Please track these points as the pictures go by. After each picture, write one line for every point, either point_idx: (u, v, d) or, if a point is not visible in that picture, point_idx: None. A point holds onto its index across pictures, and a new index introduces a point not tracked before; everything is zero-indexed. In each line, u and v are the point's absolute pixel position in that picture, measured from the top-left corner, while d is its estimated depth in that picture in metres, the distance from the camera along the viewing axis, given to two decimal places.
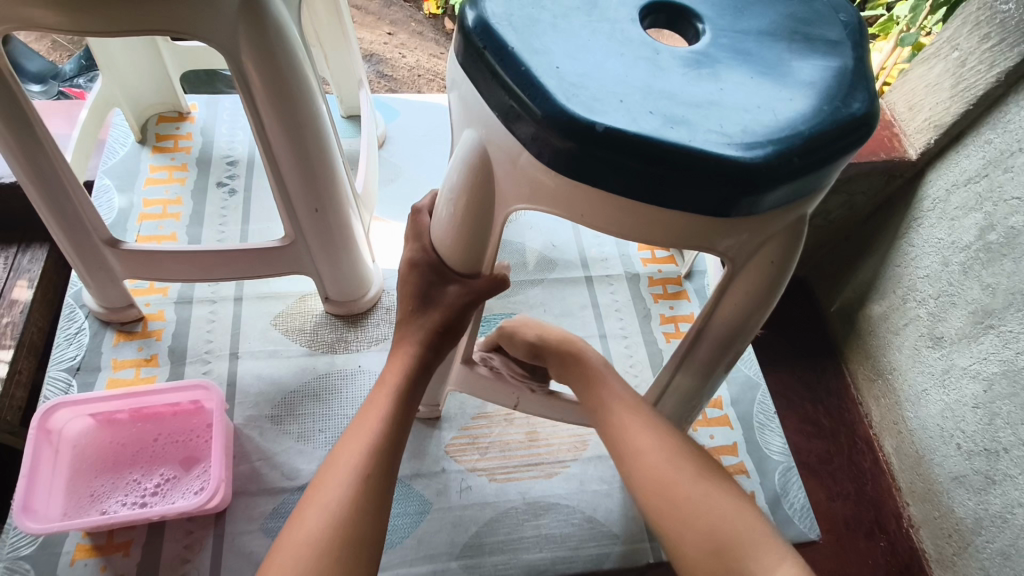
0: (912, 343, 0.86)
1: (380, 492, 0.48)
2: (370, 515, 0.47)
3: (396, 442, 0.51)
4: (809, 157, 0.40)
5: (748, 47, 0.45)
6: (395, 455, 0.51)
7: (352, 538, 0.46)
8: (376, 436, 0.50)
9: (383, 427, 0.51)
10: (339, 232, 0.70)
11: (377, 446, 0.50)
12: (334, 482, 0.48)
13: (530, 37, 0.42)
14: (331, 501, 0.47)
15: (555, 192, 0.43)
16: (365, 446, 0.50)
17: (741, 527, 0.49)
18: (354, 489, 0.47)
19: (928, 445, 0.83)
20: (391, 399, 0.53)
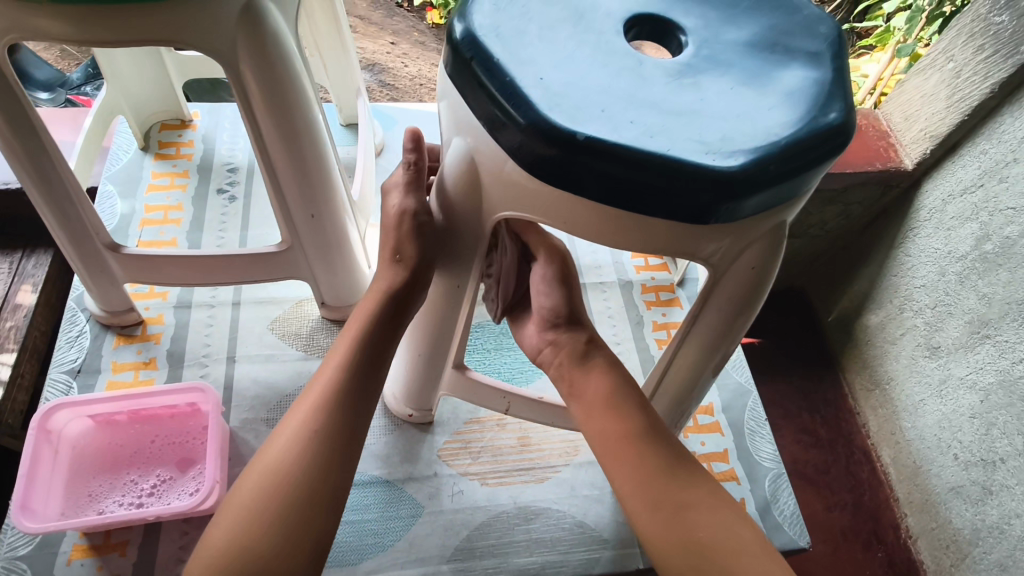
0: (909, 352, 0.87)
1: (328, 455, 0.47)
2: (316, 473, 0.47)
3: (348, 396, 0.50)
4: (788, 165, 0.41)
5: (730, 58, 0.46)
6: (352, 410, 0.50)
7: (301, 498, 0.45)
8: (327, 391, 0.50)
9: (335, 382, 0.50)
10: (335, 236, 0.72)
11: (326, 403, 0.49)
12: (280, 445, 0.48)
13: (516, 49, 0.43)
14: (277, 464, 0.47)
15: (542, 199, 0.44)
16: (314, 404, 0.49)
17: (721, 533, 0.48)
18: (300, 450, 0.47)
19: (926, 455, 0.84)
20: (347, 351, 0.52)
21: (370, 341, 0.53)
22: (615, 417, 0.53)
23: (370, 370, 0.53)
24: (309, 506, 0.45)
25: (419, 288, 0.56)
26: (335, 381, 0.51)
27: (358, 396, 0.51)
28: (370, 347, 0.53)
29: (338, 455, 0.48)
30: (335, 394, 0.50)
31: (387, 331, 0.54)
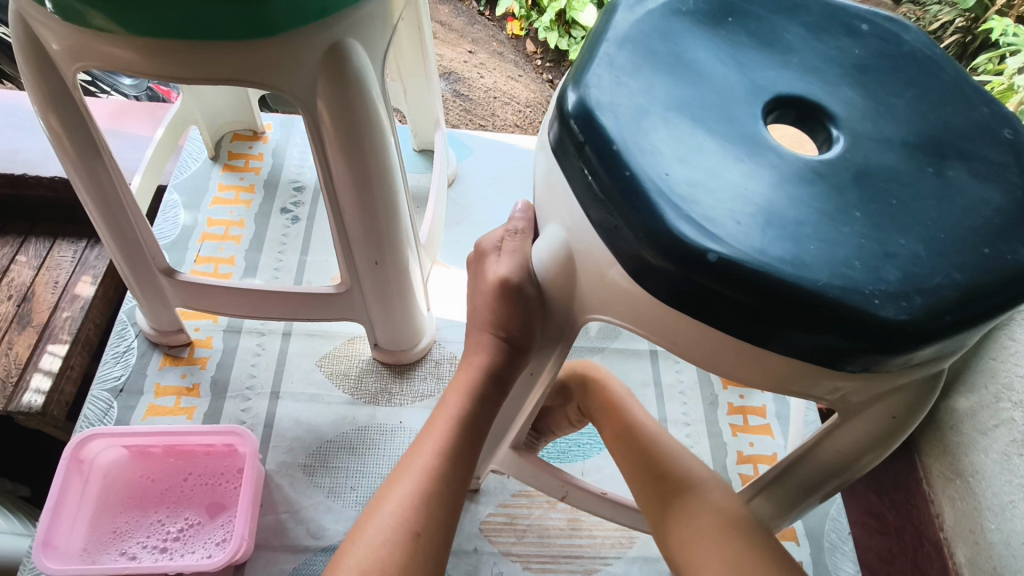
0: (1001, 447, 0.70)
1: (426, 566, 0.40)
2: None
3: (452, 485, 0.43)
4: (964, 312, 0.33)
5: (895, 163, 0.38)
6: (454, 501, 0.44)
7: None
8: (428, 477, 0.43)
9: (437, 466, 0.43)
10: (396, 283, 0.67)
11: (431, 496, 0.42)
12: (378, 547, 0.40)
13: (638, 133, 0.36)
14: (375, 570, 0.39)
15: (646, 313, 0.37)
16: (415, 495, 0.42)
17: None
18: (402, 554, 0.40)
19: (1009, 566, 0.67)
20: (450, 425, 0.45)
21: (476, 414, 0.46)
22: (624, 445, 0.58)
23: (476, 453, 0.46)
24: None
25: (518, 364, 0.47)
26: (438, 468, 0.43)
27: (461, 483, 0.44)
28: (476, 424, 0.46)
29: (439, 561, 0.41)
30: (436, 486, 0.43)
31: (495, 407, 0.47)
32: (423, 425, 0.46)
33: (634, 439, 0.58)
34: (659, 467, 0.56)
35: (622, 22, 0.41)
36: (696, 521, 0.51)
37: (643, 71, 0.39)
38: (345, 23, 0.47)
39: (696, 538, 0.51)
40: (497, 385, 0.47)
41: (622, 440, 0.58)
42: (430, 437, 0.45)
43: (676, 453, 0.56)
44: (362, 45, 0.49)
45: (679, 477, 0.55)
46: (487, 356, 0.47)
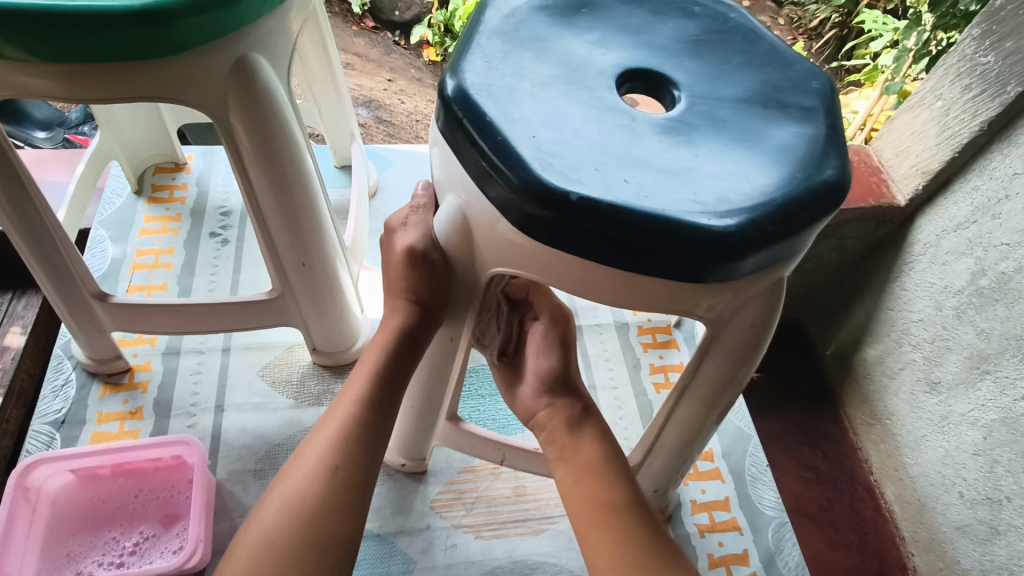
0: (909, 387, 0.94)
1: (344, 494, 0.45)
2: (342, 512, 0.44)
3: (368, 427, 0.48)
4: (785, 224, 0.40)
5: (724, 114, 0.46)
6: (374, 442, 0.48)
7: (324, 539, 0.43)
8: (348, 421, 0.48)
9: (355, 412, 0.48)
10: (327, 284, 0.71)
11: (348, 435, 0.47)
12: (299, 479, 0.45)
13: (508, 107, 0.42)
14: (298, 499, 0.44)
15: (534, 257, 0.43)
16: (334, 436, 0.47)
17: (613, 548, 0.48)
18: (323, 485, 0.45)
19: (930, 493, 0.90)
20: (368, 377, 0.50)
21: (391, 367, 0.51)
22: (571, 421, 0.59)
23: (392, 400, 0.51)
24: (334, 549, 0.43)
25: (431, 325, 0.52)
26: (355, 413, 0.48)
27: (382, 427, 0.49)
28: (391, 376, 0.51)
29: (359, 491, 0.46)
30: (353, 426, 0.48)
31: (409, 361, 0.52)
32: (345, 382, 0.51)
33: (605, 463, 0.54)
34: (621, 493, 0.52)
35: (491, 21, 0.48)
36: (630, 550, 0.48)
37: (511, 58, 0.46)
38: (249, 39, 0.52)
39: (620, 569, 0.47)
40: (410, 340, 0.52)
41: (587, 463, 0.55)
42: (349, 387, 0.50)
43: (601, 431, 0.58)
44: (267, 61, 0.54)
45: (634, 505, 0.51)
46: (401, 318, 0.52)
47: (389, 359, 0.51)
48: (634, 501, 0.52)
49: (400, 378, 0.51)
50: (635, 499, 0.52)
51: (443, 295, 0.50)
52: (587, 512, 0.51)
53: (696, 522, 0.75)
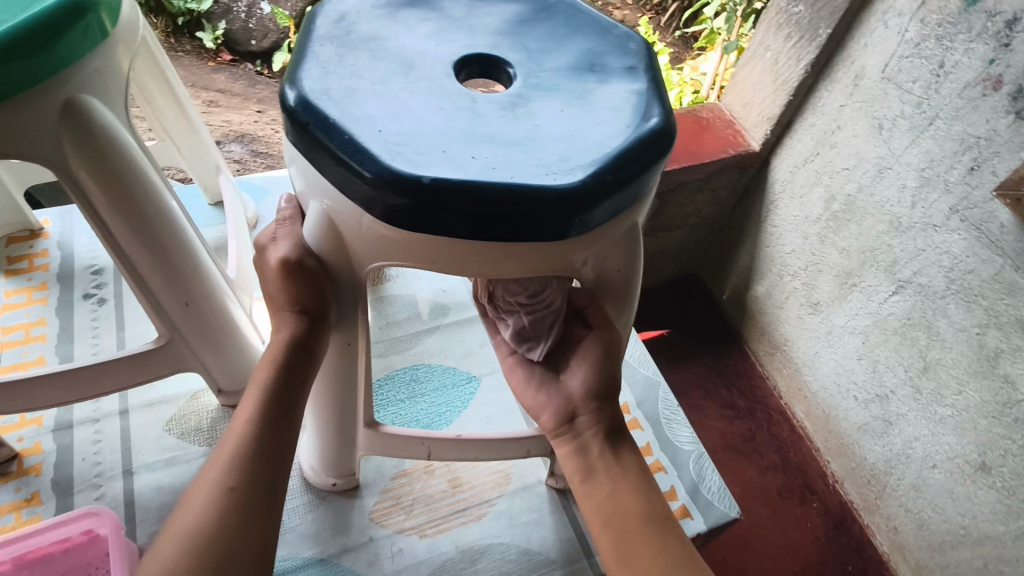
0: (796, 312, 1.04)
1: (243, 513, 0.46)
2: (244, 531, 0.45)
3: (264, 443, 0.49)
4: (623, 170, 0.44)
5: (556, 84, 0.50)
6: (272, 459, 0.49)
7: (226, 559, 0.44)
8: (241, 442, 0.49)
9: (247, 432, 0.49)
10: (217, 320, 0.69)
11: (242, 456, 0.48)
12: (195, 508, 0.46)
13: (351, 107, 0.44)
14: (195, 527, 0.45)
15: (403, 245, 0.45)
16: (228, 458, 0.48)
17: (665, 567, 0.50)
18: (219, 508, 0.45)
19: (831, 403, 1.02)
20: (258, 397, 0.51)
21: (283, 382, 0.51)
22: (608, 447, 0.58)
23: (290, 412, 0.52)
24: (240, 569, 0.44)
25: (322, 333, 0.53)
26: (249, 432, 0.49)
27: (278, 442, 0.50)
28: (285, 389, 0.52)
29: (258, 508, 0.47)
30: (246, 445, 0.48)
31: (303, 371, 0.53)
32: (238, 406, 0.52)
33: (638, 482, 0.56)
34: (654, 507, 0.54)
35: (321, 28, 0.49)
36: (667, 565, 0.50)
37: (346, 60, 0.47)
38: (76, 80, 0.50)
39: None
40: (302, 349, 0.52)
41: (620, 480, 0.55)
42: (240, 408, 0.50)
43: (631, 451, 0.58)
44: (102, 102, 0.52)
45: (667, 521, 0.54)
46: (288, 331, 0.51)
47: (280, 373, 0.51)
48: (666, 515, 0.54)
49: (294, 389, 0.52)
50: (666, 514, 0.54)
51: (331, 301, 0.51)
52: (625, 530, 0.53)
53: None
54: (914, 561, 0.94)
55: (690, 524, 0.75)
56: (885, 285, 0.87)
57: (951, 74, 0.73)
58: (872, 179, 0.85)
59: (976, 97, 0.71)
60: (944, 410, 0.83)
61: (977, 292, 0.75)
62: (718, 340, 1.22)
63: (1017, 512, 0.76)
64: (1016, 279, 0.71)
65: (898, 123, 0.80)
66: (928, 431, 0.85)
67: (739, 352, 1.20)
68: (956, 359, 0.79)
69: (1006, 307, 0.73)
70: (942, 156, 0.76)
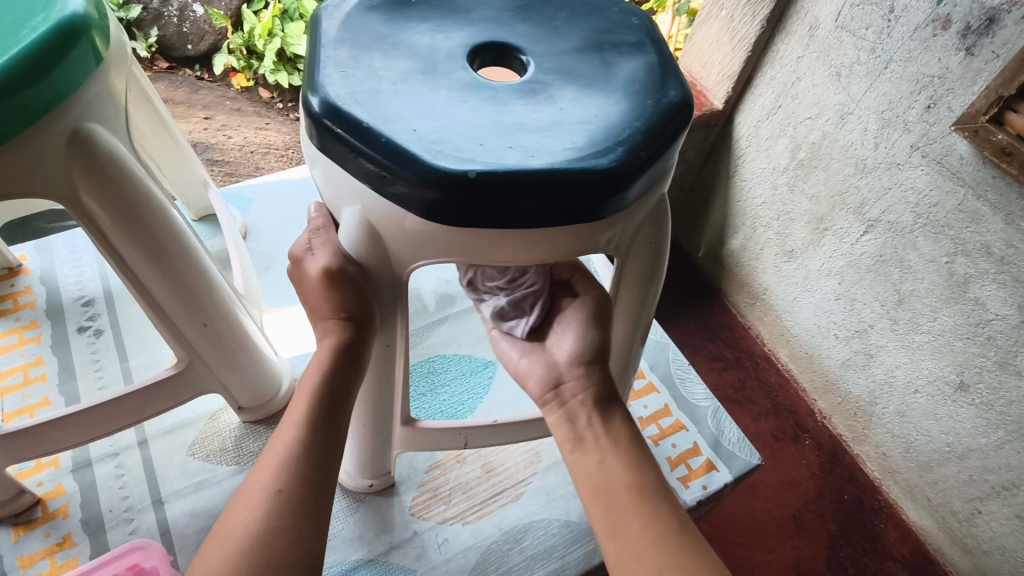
0: (772, 262, 1.08)
1: (293, 516, 0.44)
2: (297, 536, 0.44)
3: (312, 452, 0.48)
4: (654, 145, 0.45)
5: (570, 65, 0.50)
6: (320, 460, 0.48)
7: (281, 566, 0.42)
8: (291, 445, 0.47)
9: (296, 436, 0.48)
10: (235, 338, 0.68)
11: (288, 464, 0.46)
12: (242, 519, 0.44)
13: (380, 108, 0.44)
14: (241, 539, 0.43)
15: (448, 243, 0.45)
16: (274, 467, 0.46)
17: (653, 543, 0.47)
18: (268, 510, 0.44)
19: (814, 344, 1.07)
20: (307, 402, 0.50)
21: (331, 386, 0.51)
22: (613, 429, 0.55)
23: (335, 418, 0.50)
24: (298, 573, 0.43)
25: (366, 336, 0.52)
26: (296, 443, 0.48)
27: (327, 446, 0.49)
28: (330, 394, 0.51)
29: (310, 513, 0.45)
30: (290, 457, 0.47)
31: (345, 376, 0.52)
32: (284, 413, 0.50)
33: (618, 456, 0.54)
34: (646, 477, 0.52)
35: (330, 32, 0.49)
36: (651, 528, 0.48)
37: (362, 61, 0.47)
38: (76, 109, 0.48)
39: (637, 549, 0.47)
40: (348, 355, 0.52)
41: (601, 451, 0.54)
42: (288, 413, 0.50)
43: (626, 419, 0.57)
44: (104, 128, 0.51)
45: (659, 491, 0.51)
46: (335, 337, 0.51)
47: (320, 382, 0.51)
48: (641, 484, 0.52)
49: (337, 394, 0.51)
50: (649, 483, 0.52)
51: (374, 305, 0.51)
52: (611, 500, 0.50)
53: (649, 435, 0.82)
54: (904, 481, 1.00)
55: (717, 476, 0.79)
56: (856, 226, 0.91)
57: (902, 18, 0.76)
58: (835, 126, 0.88)
59: (927, 38, 0.74)
60: (921, 337, 0.88)
61: (943, 224, 0.79)
62: (701, 297, 1.26)
63: (997, 425, 0.82)
64: (979, 207, 0.75)
65: (856, 69, 0.83)
66: (908, 359, 0.90)
67: (720, 306, 1.24)
68: (929, 288, 0.84)
69: (971, 235, 0.77)
70: (901, 98, 0.79)
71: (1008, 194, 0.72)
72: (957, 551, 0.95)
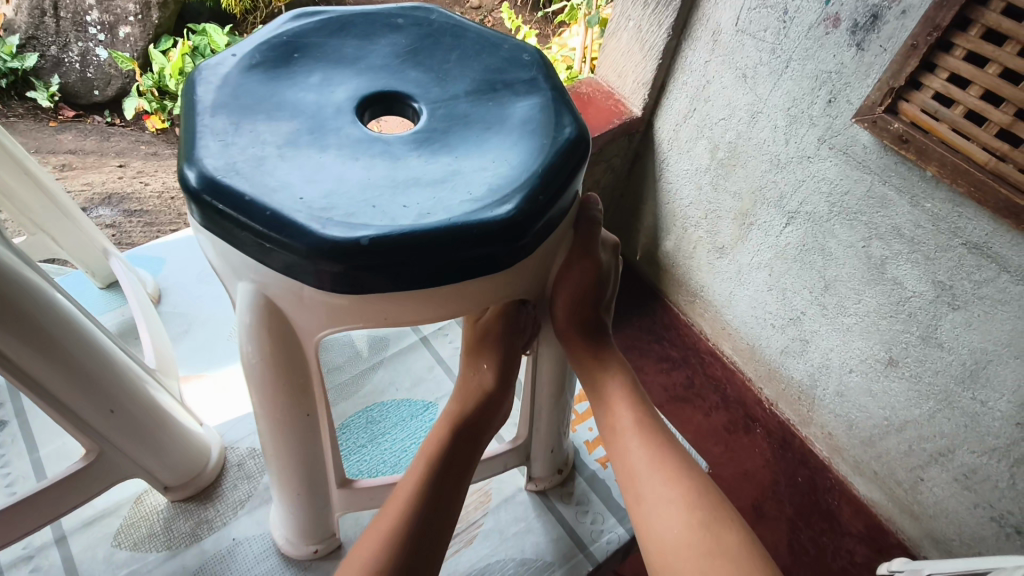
0: (706, 260, 1.11)
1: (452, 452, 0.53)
2: (449, 498, 0.51)
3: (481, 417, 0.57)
4: (552, 187, 0.45)
5: (463, 110, 0.50)
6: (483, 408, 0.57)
7: (434, 521, 0.49)
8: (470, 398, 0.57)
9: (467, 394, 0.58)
10: (148, 416, 0.64)
11: (470, 416, 0.56)
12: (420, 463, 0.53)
13: (263, 177, 0.41)
14: (414, 487, 0.51)
15: (353, 308, 0.44)
16: (458, 407, 0.57)
17: (670, 528, 0.47)
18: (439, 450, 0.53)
19: (752, 335, 1.09)
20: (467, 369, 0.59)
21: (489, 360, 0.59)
22: (627, 415, 0.54)
23: (681, 476, 0.49)
24: (435, 550, 0.49)
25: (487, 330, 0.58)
26: (495, 387, 0.58)
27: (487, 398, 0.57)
28: (660, 448, 0.51)
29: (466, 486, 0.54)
30: (476, 406, 0.57)
31: (644, 457, 0.51)
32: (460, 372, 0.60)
33: (694, 508, 0.47)
34: (669, 458, 0.51)
35: (207, 99, 0.47)
36: (676, 506, 0.48)
37: (243, 127, 0.45)
38: None
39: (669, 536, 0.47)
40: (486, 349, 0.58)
41: (664, 501, 0.48)
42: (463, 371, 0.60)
43: (648, 421, 0.54)
44: None
45: (684, 473, 0.50)
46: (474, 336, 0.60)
47: (604, 364, 0.57)
48: (744, 541, 0.46)
49: (671, 445, 0.52)
50: (764, 552, 0.45)
51: (288, 377, 0.48)
52: (642, 468, 0.51)
53: (596, 458, 0.82)
54: (851, 458, 1.02)
55: None
56: (777, 218, 0.93)
57: (796, 19, 0.79)
58: (747, 125, 0.91)
59: (821, 36, 0.77)
60: (848, 319, 0.90)
61: (856, 211, 0.83)
62: (642, 300, 1.27)
63: (927, 395, 0.85)
64: (886, 192, 0.78)
65: (760, 70, 0.85)
66: (840, 342, 0.93)
67: (662, 307, 1.26)
68: (851, 273, 0.87)
69: (882, 219, 0.80)
70: (803, 94, 0.82)
71: (911, 178, 0.75)
72: (906, 520, 0.97)
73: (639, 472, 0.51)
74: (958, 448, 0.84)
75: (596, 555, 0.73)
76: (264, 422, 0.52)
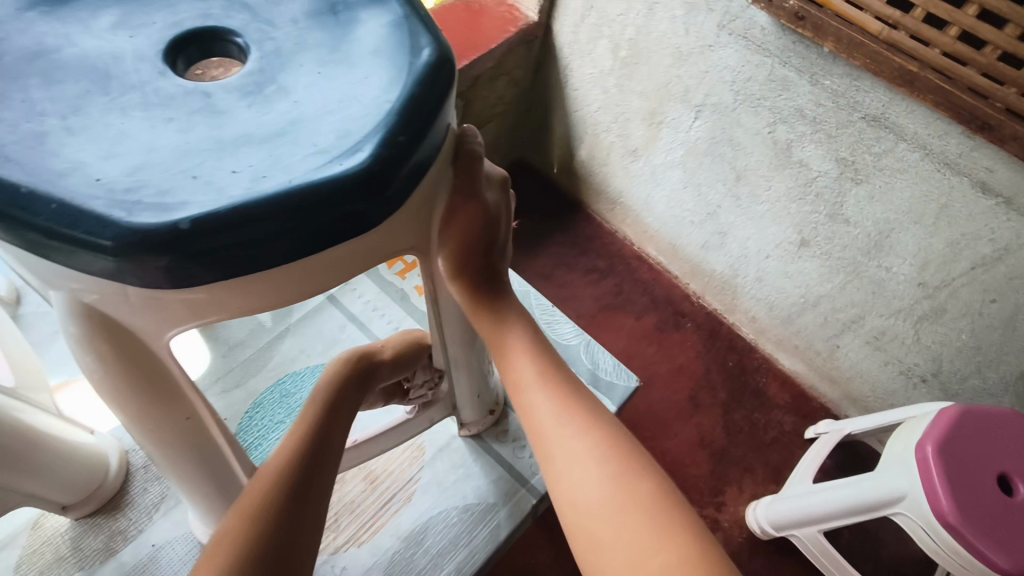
0: (620, 164, 1.07)
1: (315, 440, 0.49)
2: (322, 479, 0.46)
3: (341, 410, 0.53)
4: (415, 122, 0.38)
5: (300, 41, 0.42)
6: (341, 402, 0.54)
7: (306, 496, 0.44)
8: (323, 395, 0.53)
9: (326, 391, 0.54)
10: (15, 440, 0.56)
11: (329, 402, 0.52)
12: (276, 462, 0.46)
13: (44, 160, 0.33)
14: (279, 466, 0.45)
15: (199, 301, 0.37)
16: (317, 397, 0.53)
17: (586, 484, 0.45)
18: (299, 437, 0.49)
19: (672, 234, 1.08)
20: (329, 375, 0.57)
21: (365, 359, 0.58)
22: (532, 370, 0.51)
23: (591, 430, 0.47)
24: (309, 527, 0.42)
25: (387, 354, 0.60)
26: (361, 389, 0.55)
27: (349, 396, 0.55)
28: (569, 402, 0.49)
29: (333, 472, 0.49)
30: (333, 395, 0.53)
31: (553, 413, 0.49)
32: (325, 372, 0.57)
33: (606, 462, 0.45)
34: (578, 409, 0.49)
35: None
36: (589, 462, 0.46)
37: (15, 96, 0.36)
38: None
39: (584, 495, 0.45)
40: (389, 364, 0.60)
41: (574, 459, 0.46)
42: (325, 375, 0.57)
43: (554, 374, 0.51)
44: None
45: (593, 425, 0.48)
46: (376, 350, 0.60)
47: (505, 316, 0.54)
48: (657, 490, 0.44)
49: (579, 397, 0.50)
50: (677, 497, 0.45)
51: (147, 385, 0.42)
52: (552, 423, 0.48)
53: None
54: (774, 337, 1.05)
55: None
56: (685, 114, 0.90)
57: None
58: (646, 18, 0.85)
59: None
60: (761, 208, 0.90)
61: (759, 96, 0.80)
62: (563, 214, 1.23)
63: (836, 269, 0.86)
64: (787, 74, 0.75)
65: None
66: (756, 231, 0.93)
67: (584, 218, 1.22)
68: (759, 160, 0.85)
69: (785, 102, 0.78)
70: None
71: (809, 56, 0.72)
72: (827, 385, 1.03)
73: (547, 429, 0.48)
74: (868, 314, 0.87)
75: (538, 487, 0.73)
76: (137, 433, 0.46)
